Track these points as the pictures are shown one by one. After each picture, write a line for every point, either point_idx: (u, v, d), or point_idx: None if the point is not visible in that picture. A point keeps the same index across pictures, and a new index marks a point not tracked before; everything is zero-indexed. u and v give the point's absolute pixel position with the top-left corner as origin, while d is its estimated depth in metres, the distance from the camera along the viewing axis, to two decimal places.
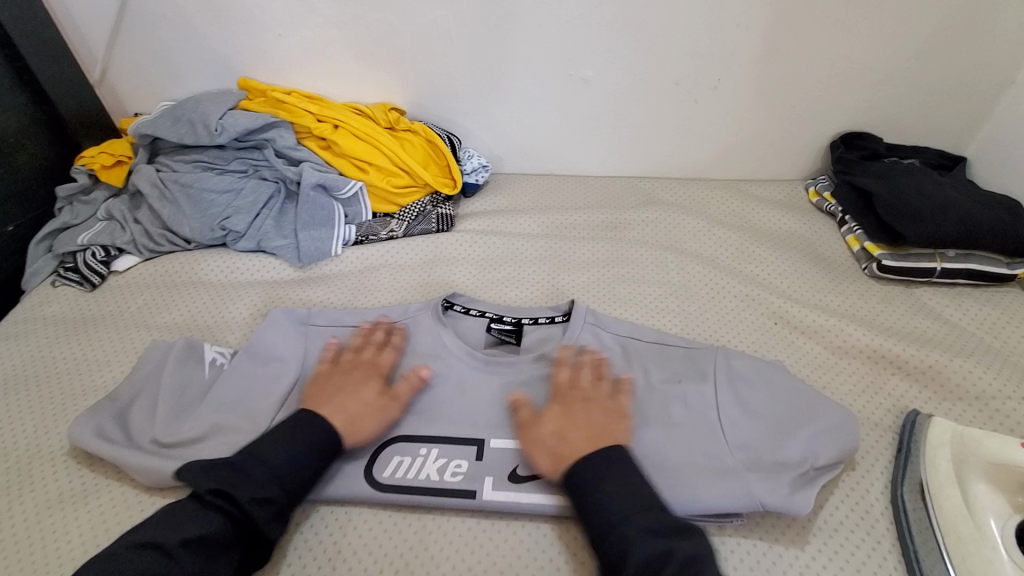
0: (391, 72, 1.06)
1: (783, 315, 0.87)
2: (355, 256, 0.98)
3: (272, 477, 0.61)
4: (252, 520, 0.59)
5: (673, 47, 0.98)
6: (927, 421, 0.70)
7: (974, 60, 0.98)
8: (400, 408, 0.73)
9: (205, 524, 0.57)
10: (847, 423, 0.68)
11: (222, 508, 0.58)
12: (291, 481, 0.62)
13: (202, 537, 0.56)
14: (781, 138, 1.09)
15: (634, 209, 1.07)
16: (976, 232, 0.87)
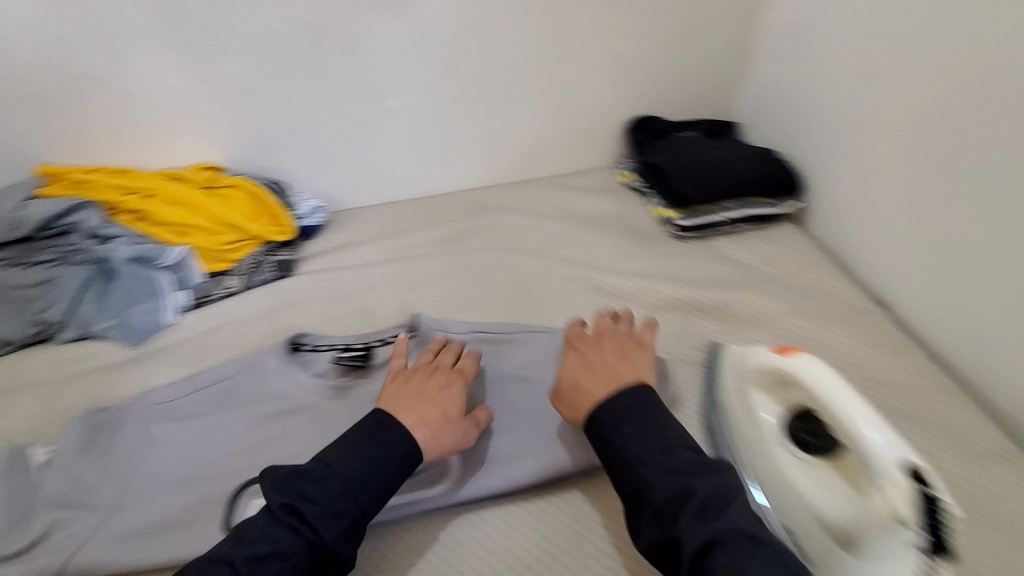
0: (199, 133, 1.06)
1: (606, 288, 0.97)
2: (195, 321, 0.96)
3: (345, 484, 0.59)
4: (321, 538, 0.56)
5: (464, 68, 1.07)
6: (717, 347, 0.83)
7: (716, 42, 1.16)
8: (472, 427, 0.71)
9: (275, 540, 0.55)
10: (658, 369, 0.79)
11: (291, 525, 0.56)
12: (363, 489, 0.59)
13: (276, 554, 0.54)
14: (586, 131, 1.21)
15: (469, 219, 1.14)
16: (741, 183, 1.04)
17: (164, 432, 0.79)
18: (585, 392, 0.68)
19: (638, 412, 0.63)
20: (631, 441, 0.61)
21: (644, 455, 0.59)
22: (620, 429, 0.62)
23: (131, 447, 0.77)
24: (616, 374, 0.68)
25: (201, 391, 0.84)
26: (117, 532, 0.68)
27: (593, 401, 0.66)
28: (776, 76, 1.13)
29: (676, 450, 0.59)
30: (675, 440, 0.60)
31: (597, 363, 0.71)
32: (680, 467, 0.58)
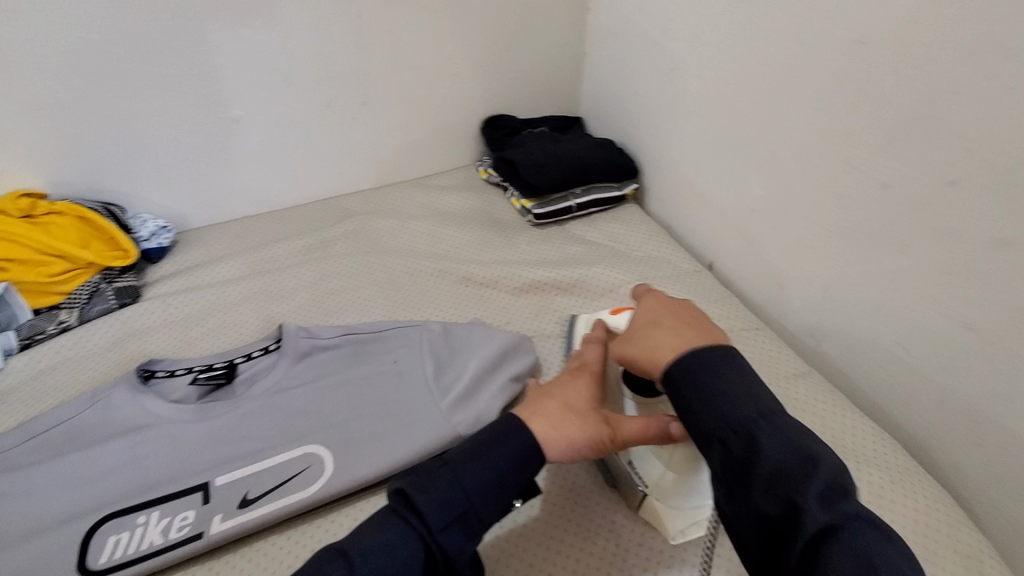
0: (5, 157, 0.95)
1: (471, 278, 1.02)
2: (23, 364, 0.87)
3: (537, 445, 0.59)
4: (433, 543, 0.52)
5: (310, 75, 1.07)
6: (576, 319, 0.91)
7: (555, 43, 1.26)
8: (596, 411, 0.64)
9: (384, 531, 0.52)
10: (517, 347, 0.87)
11: (402, 516, 0.53)
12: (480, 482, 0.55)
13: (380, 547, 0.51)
14: (443, 132, 1.26)
15: (334, 227, 1.14)
16: (587, 171, 1.14)
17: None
18: (659, 347, 0.59)
19: (716, 372, 0.53)
20: (727, 402, 0.51)
21: (742, 425, 0.50)
22: (717, 388, 0.53)
23: None
24: (705, 327, 0.60)
25: (34, 439, 0.76)
26: None
27: (681, 348, 0.57)
28: (606, 73, 1.25)
29: (754, 419, 0.50)
30: (767, 408, 0.51)
31: (670, 321, 0.62)
32: (782, 440, 0.49)
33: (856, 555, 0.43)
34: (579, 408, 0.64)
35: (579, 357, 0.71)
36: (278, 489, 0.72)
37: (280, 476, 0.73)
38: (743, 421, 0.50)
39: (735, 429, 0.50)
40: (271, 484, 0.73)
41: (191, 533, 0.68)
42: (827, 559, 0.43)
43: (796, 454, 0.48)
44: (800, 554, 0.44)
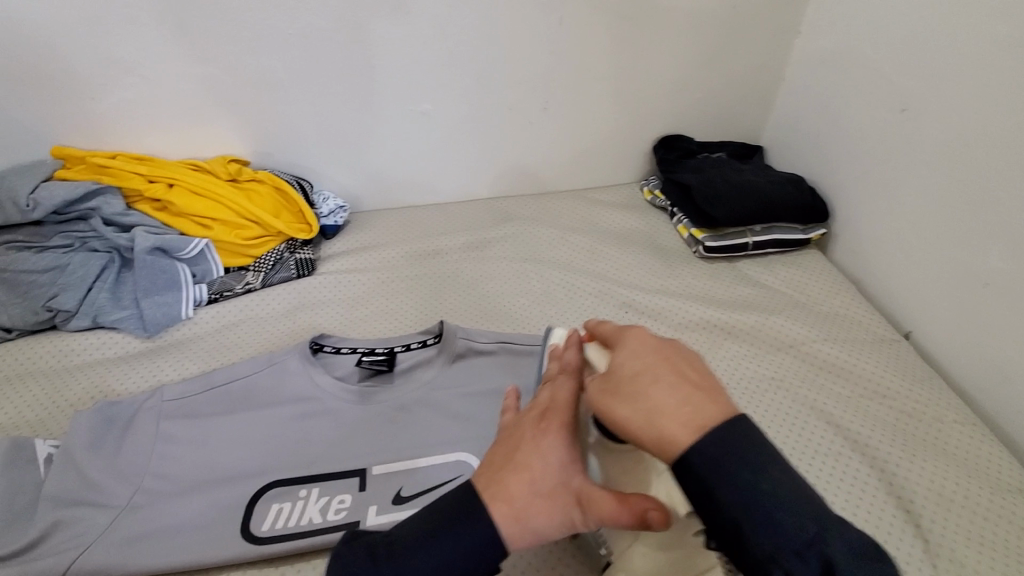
0: (226, 124, 1.04)
1: (633, 305, 0.96)
2: (211, 316, 0.93)
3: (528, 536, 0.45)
4: None
5: (500, 76, 1.07)
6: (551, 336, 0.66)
7: (749, 67, 1.17)
8: (574, 488, 0.47)
9: None
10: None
11: None
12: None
13: None
14: (614, 147, 1.21)
15: (493, 228, 1.13)
16: (772, 207, 1.04)
17: (178, 435, 0.74)
18: (656, 414, 0.42)
19: (753, 466, 0.39)
20: (776, 508, 0.37)
21: (800, 542, 0.36)
22: (757, 483, 0.38)
23: (141, 446, 0.72)
24: (715, 388, 0.44)
25: (217, 392, 0.79)
26: (128, 534, 0.66)
27: (694, 427, 0.41)
28: (807, 103, 1.14)
29: (818, 534, 0.37)
30: (821, 510, 0.38)
31: (665, 371, 0.45)
32: (848, 549, 0.36)
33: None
34: (546, 482, 0.47)
35: (536, 405, 0.53)
36: (428, 494, 0.71)
37: (433, 477, 0.73)
38: (805, 533, 0.37)
39: (794, 550, 0.36)
40: (422, 488, 0.72)
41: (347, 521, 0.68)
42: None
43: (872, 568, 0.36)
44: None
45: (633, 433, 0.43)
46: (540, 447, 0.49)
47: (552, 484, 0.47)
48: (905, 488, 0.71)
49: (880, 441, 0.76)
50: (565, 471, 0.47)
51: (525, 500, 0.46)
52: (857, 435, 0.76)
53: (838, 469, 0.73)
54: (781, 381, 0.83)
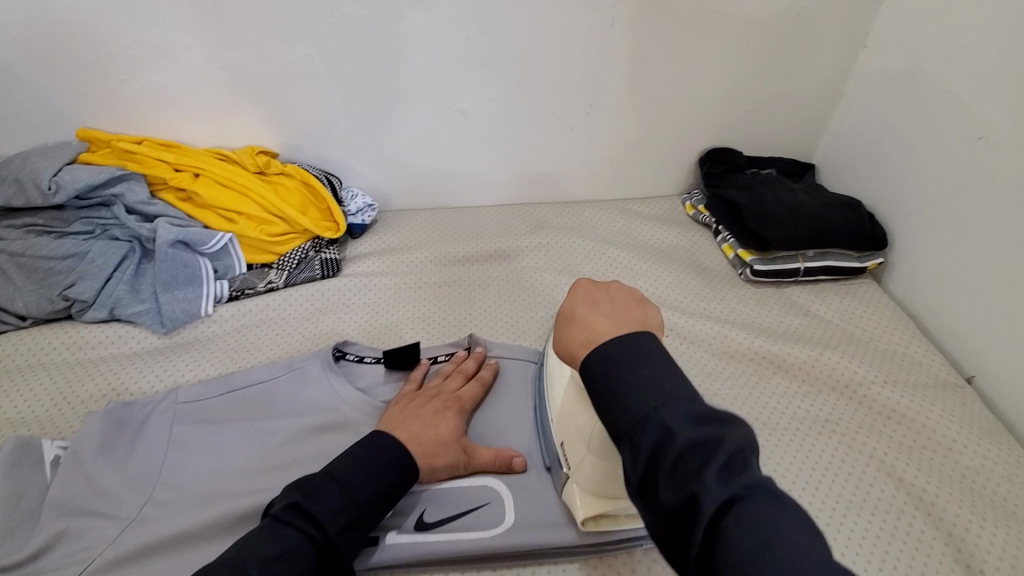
0: (256, 114, 0.99)
1: (673, 328, 0.91)
2: (231, 314, 0.89)
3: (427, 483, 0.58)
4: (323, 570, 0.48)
5: (544, 78, 1.01)
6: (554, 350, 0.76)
7: (806, 81, 1.11)
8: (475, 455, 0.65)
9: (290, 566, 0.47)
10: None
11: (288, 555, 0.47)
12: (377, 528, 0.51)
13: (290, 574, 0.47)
14: (656, 157, 1.15)
15: (526, 236, 1.08)
16: (827, 232, 0.98)
17: (190, 441, 0.70)
18: (569, 342, 0.51)
19: (625, 364, 0.45)
20: (631, 387, 0.44)
21: (643, 414, 0.42)
22: (623, 375, 0.45)
23: (152, 451, 0.68)
24: (624, 313, 0.51)
25: (234, 395, 0.75)
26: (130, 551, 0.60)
27: (591, 340, 0.49)
28: (869, 122, 1.07)
29: (658, 413, 0.42)
30: (669, 388, 0.43)
31: (583, 303, 0.53)
32: (683, 414, 0.42)
33: (771, 548, 0.36)
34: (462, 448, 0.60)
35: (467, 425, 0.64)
36: (456, 521, 0.65)
37: (460, 504, 0.66)
38: (640, 416, 0.42)
39: (635, 418, 0.42)
40: (450, 513, 0.65)
41: (364, 541, 0.62)
42: (725, 539, 0.37)
43: (702, 428, 0.41)
44: (703, 539, 0.38)
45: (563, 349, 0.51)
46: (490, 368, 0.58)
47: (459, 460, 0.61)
48: (975, 557, 0.66)
49: (951, 501, 0.71)
50: None
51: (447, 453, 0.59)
52: (920, 491, 0.72)
53: (901, 528, 0.68)
54: (836, 425, 0.79)
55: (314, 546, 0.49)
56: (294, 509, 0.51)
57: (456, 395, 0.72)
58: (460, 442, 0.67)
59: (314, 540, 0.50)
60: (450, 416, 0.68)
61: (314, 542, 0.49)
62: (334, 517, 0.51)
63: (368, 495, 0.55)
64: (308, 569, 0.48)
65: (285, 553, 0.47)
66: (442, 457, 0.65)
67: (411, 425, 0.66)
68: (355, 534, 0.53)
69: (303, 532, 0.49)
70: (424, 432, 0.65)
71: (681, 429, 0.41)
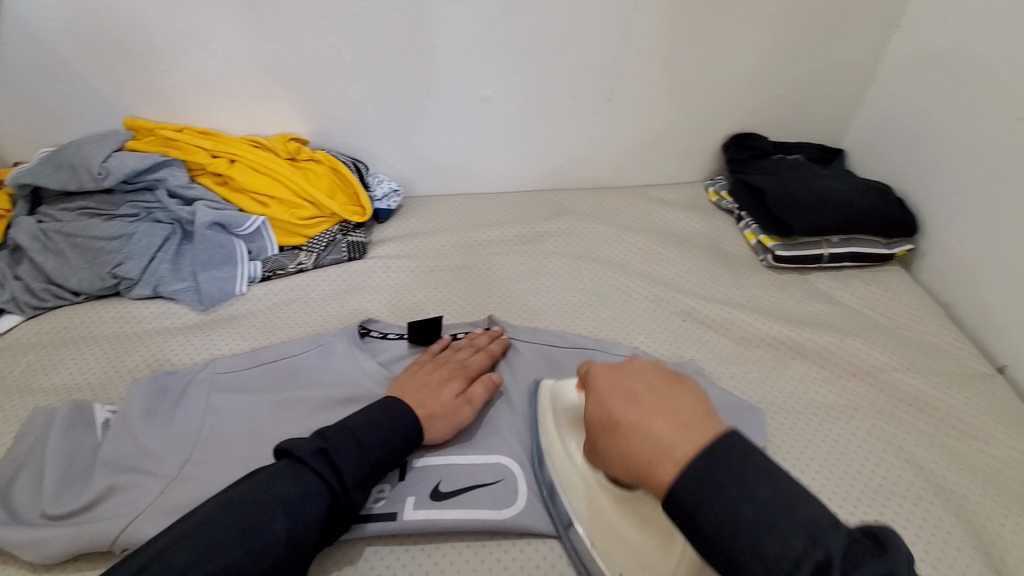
0: (288, 103, 1.04)
1: (691, 313, 0.91)
2: (264, 293, 0.94)
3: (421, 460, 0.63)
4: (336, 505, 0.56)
5: (567, 63, 1.02)
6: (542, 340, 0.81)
7: (836, 64, 1.08)
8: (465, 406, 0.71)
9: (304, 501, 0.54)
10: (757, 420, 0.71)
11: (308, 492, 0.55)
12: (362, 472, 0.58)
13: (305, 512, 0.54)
14: (679, 142, 1.15)
15: (547, 221, 1.10)
16: (853, 218, 0.96)
17: (225, 409, 0.75)
18: (636, 457, 0.50)
19: (715, 466, 0.45)
20: (746, 508, 0.42)
21: (793, 558, 0.40)
22: (723, 486, 0.44)
23: (191, 416, 0.73)
24: (676, 408, 0.51)
25: (266, 367, 0.80)
26: (172, 505, 0.65)
27: (665, 450, 0.48)
28: (902, 106, 1.04)
29: (808, 553, 0.40)
30: (807, 526, 0.41)
31: (648, 406, 0.52)
32: (838, 560, 0.39)
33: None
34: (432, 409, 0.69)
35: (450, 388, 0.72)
36: (471, 495, 0.67)
37: (473, 479, 0.69)
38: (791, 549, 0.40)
39: (786, 569, 0.39)
40: (464, 484, 0.68)
41: (383, 514, 0.65)
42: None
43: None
44: None
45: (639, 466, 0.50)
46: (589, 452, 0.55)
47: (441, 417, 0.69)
48: (997, 545, 0.65)
49: (970, 489, 0.70)
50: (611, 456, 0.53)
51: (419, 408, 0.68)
52: (939, 478, 0.71)
53: (919, 516, 0.68)
54: (854, 411, 0.78)
55: (330, 493, 0.56)
56: (319, 458, 0.57)
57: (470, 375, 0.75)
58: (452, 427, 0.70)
59: (332, 488, 0.56)
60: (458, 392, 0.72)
61: (331, 491, 0.56)
62: (353, 472, 0.57)
63: (382, 450, 0.61)
64: (321, 513, 0.54)
65: (304, 496, 0.54)
66: (437, 429, 0.68)
67: (420, 398, 0.69)
68: (367, 487, 0.59)
69: (322, 479, 0.56)
70: (432, 403, 0.69)
71: (833, 570, 0.39)
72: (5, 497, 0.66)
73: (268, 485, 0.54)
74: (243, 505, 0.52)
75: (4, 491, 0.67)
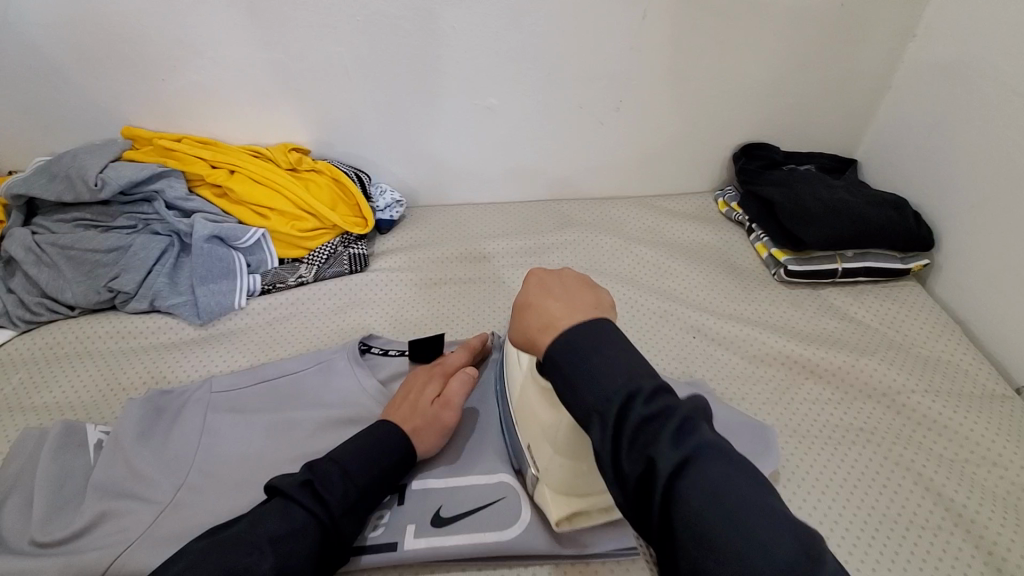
0: (289, 112, 1.02)
1: (701, 329, 0.89)
2: (262, 307, 0.92)
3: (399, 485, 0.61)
4: (326, 538, 0.54)
5: (574, 73, 1.00)
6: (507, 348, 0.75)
7: (850, 73, 1.06)
8: (447, 409, 0.68)
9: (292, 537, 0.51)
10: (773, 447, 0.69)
11: (294, 527, 0.52)
12: (348, 502, 0.56)
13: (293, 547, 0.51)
14: (688, 153, 1.12)
15: (553, 233, 1.07)
16: (867, 232, 0.94)
17: (221, 430, 0.72)
18: (529, 329, 0.49)
19: (586, 343, 0.45)
20: (603, 368, 0.43)
21: (614, 398, 0.42)
22: (589, 357, 0.44)
23: (186, 438, 0.71)
24: (579, 296, 0.49)
25: (263, 386, 0.77)
26: (165, 533, 0.63)
27: (550, 325, 0.47)
28: (917, 117, 1.02)
29: (626, 390, 0.42)
30: (638, 374, 0.43)
31: (559, 293, 0.50)
32: (647, 399, 0.41)
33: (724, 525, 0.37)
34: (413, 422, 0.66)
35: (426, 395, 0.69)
36: (473, 518, 0.65)
37: (476, 503, 0.66)
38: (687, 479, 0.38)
39: (606, 400, 0.42)
40: (465, 508, 0.66)
41: (383, 543, 0.63)
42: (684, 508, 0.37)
43: (658, 407, 0.41)
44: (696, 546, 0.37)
45: (531, 335, 0.49)
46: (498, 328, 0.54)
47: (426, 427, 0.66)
48: None
49: (994, 519, 0.67)
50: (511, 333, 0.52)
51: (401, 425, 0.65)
52: (960, 507, 0.68)
53: (940, 546, 0.65)
54: (870, 434, 0.76)
55: (320, 525, 0.53)
56: (304, 491, 0.55)
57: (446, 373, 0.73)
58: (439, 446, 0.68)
59: (321, 521, 0.54)
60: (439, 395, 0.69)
61: (320, 523, 0.54)
62: (340, 502, 0.55)
63: (370, 479, 0.58)
64: (313, 546, 0.52)
65: (294, 530, 0.52)
66: (427, 442, 0.66)
67: (401, 415, 0.66)
68: (356, 518, 0.57)
69: (311, 512, 0.53)
70: (414, 416, 0.66)
71: (638, 406, 0.41)
72: None
73: (255, 521, 0.52)
74: (228, 544, 0.49)
75: None
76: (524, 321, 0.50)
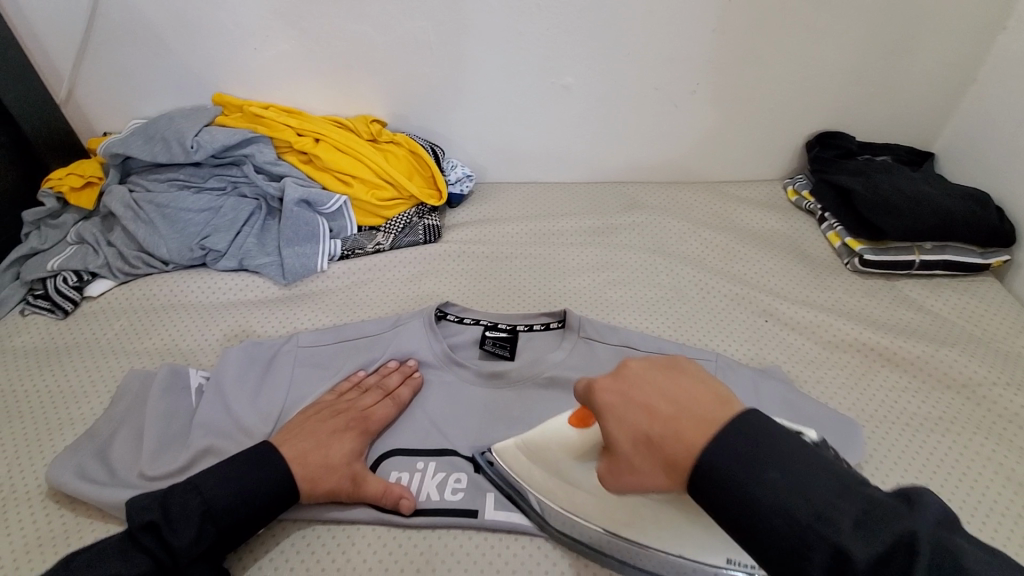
0: (371, 84, 1.05)
1: (774, 313, 0.89)
2: (342, 272, 0.96)
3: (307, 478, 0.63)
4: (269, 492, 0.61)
5: (650, 52, 1.00)
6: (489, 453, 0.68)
7: (935, 63, 1.04)
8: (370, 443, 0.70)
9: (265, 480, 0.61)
10: (851, 431, 0.69)
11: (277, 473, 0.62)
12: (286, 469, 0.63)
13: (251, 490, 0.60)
14: (758, 140, 1.12)
15: (621, 214, 1.08)
16: (949, 225, 0.92)
17: (312, 382, 0.76)
18: (671, 468, 0.43)
19: (754, 457, 0.40)
20: (769, 505, 0.38)
21: (809, 538, 0.37)
22: (754, 492, 0.39)
23: (280, 386, 0.75)
24: (692, 403, 0.44)
25: (349, 345, 0.80)
26: None
27: (689, 454, 0.42)
28: (1002, 111, 0.99)
29: (813, 525, 0.37)
30: (815, 495, 0.38)
31: (671, 408, 0.44)
32: (850, 522, 0.36)
33: None
34: (351, 428, 0.68)
35: (376, 408, 0.72)
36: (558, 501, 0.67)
37: None
38: (810, 517, 0.37)
39: (799, 536, 0.37)
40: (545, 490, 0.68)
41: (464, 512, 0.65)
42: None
43: (880, 538, 0.35)
44: None
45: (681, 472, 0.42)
46: (630, 472, 0.46)
47: (358, 441, 0.68)
48: None
49: None
50: (641, 464, 0.45)
51: (338, 425, 0.68)
52: None
53: None
54: (948, 424, 0.75)
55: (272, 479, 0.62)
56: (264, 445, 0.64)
57: (383, 394, 0.73)
58: (350, 468, 0.65)
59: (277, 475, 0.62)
60: (388, 407, 0.72)
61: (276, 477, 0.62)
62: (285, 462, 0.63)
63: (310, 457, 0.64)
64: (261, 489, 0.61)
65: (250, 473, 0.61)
66: (339, 445, 0.66)
67: (315, 419, 0.69)
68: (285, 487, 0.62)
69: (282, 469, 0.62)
70: (353, 417, 0.69)
71: (847, 536, 0.36)
72: (102, 456, 0.69)
73: (228, 477, 0.61)
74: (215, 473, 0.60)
75: (104, 448, 0.69)
76: (655, 458, 0.44)
